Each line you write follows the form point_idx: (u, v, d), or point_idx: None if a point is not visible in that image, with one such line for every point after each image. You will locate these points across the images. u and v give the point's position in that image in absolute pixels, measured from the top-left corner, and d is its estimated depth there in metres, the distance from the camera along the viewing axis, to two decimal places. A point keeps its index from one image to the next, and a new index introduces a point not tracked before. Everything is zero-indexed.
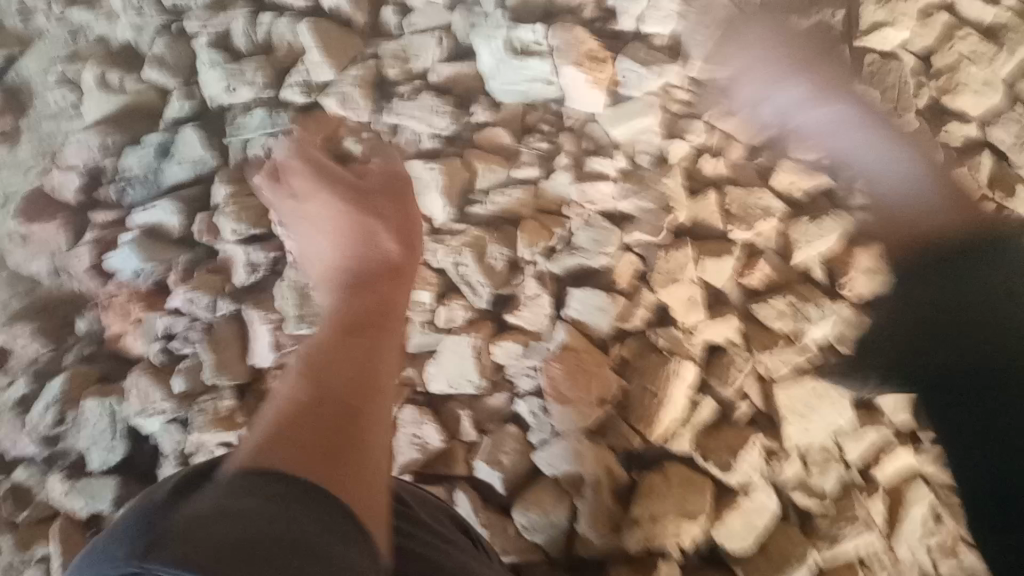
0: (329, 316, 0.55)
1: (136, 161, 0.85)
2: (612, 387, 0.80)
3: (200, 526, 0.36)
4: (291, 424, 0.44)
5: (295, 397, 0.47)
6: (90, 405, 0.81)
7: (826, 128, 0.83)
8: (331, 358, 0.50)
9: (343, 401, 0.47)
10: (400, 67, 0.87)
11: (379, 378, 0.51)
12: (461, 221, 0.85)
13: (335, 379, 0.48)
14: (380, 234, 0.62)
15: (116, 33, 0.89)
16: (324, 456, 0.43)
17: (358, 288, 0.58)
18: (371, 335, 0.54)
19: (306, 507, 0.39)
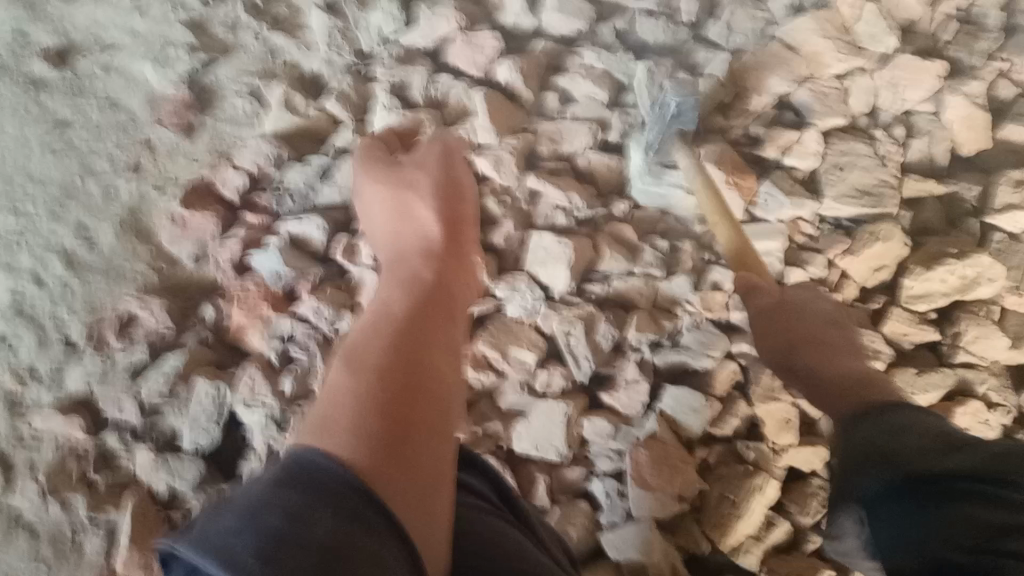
0: (381, 308, 0.64)
1: (298, 176, 0.92)
2: (693, 486, 0.82)
3: (258, 499, 0.39)
4: (342, 416, 0.48)
5: (350, 383, 0.51)
6: (202, 387, 0.84)
7: (944, 289, 0.86)
8: (392, 355, 0.55)
9: (396, 382, 0.52)
10: (551, 147, 0.93)
11: (428, 364, 0.56)
12: (577, 296, 0.89)
13: (384, 362, 0.54)
14: (417, 206, 0.76)
15: (315, 64, 0.97)
16: (389, 442, 0.46)
17: (417, 286, 0.68)
18: (416, 330, 0.60)
19: (359, 497, 0.41)
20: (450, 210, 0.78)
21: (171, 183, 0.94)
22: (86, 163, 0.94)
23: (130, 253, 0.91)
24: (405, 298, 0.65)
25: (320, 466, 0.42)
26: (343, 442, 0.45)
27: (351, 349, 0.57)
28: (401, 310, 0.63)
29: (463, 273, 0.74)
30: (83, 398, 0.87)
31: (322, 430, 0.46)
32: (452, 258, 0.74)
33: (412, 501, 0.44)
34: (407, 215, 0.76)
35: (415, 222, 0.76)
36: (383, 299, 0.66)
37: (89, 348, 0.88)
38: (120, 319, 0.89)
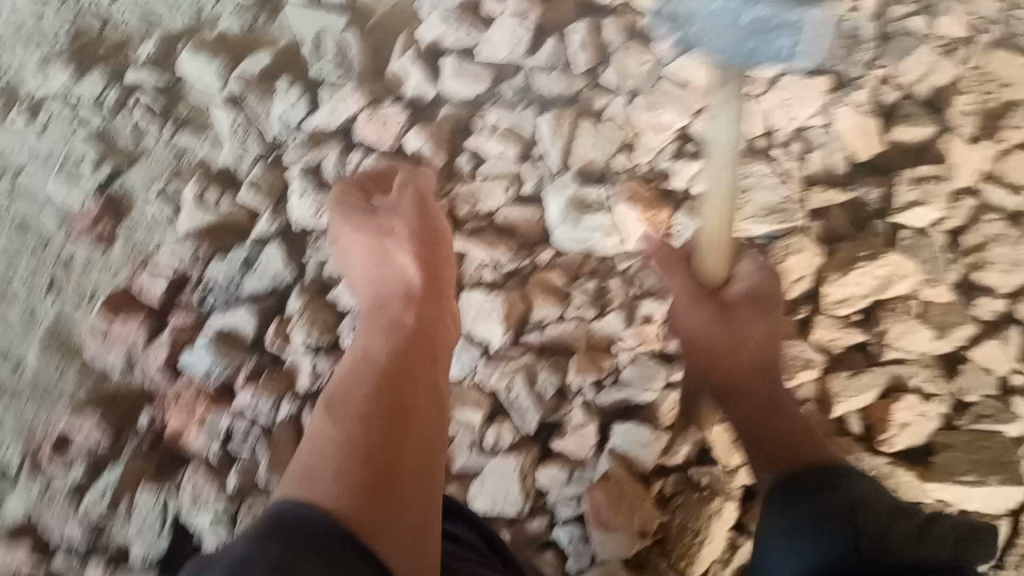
0: (363, 353, 0.69)
1: (219, 272, 0.92)
2: (653, 521, 0.82)
3: (244, 555, 0.47)
4: (328, 465, 0.55)
5: (335, 432, 0.59)
6: (143, 499, 0.83)
7: (861, 290, 0.90)
8: (376, 401, 0.62)
9: (381, 426, 0.59)
10: (470, 208, 0.95)
11: (409, 402, 0.62)
12: (515, 347, 0.90)
13: (366, 408, 0.61)
14: (395, 253, 0.80)
15: (227, 159, 0.98)
16: (368, 490, 0.54)
17: (399, 331, 0.72)
18: (401, 374, 0.66)
19: (339, 544, 0.49)
20: (431, 256, 0.80)
21: (92, 295, 0.93)
22: (1, 291, 0.93)
23: (59, 371, 0.90)
24: (388, 342, 0.70)
25: (302, 520, 0.50)
26: (327, 493, 0.53)
27: (334, 395, 0.64)
28: (384, 352, 0.68)
29: (440, 316, 0.76)
30: (24, 526, 0.85)
31: (311, 480, 0.54)
32: (433, 301, 0.76)
33: (393, 536, 0.52)
34: (386, 264, 0.80)
35: (394, 268, 0.80)
36: (366, 343, 0.71)
37: (26, 473, 0.86)
38: (55, 440, 0.87)
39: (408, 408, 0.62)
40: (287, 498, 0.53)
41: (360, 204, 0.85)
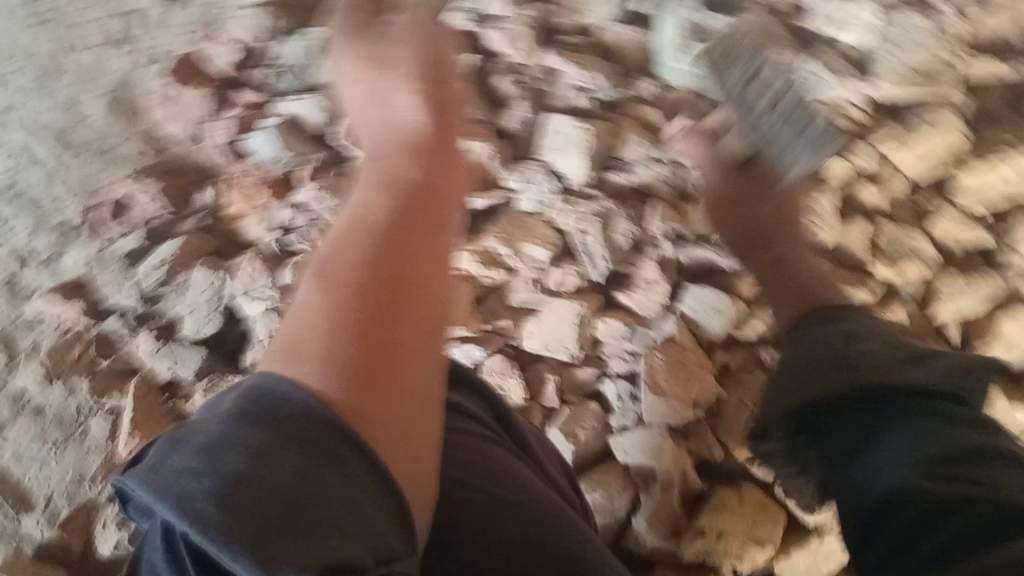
0: (356, 212, 0.52)
1: (295, 47, 0.88)
2: (711, 394, 0.78)
3: (220, 432, 0.36)
4: (314, 338, 0.41)
5: (315, 300, 0.43)
6: (200, 275, 0.82)
7: (1002, 185, 0.79)
8: (370, 269, 0.45)
9: (374, 300, 0.44)
10: (572, 21, 0.85)
11: (415, 269, 0.47)
12: (598, 187, 0.82)
13: (361, 274, 0.45)
14: (397, 95, 0.65)
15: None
16: (365, 362, 0.40)
17: (401, 186, 0.54)
18: (402, 247, 0.48)
19: (333, 442, 0.37)
20: (439, 99, 0.65)
21: (165, 57, 0.89)
22: (77, 37, 0.91)
23: (125, 131, 0.87)
24: (384, 207, 0.52)
25: (288, 398, 0.37)
26: (312, 371, 0.39)
27: (322, 261, 0.47)
28: (382, 213, 0.51)
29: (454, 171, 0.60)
30: (82, 280, 0.85)
31: (289, 352, 0.40)
32: (442, 157, 0.59)
33: (388, 430, 0.39)
34: (384, 102, 0.65)
35: (391, 109, 0.64)
36: (357, 202, 0.53)
37: (87, 231, 0.85)
38: (116, 202, 0.85)
39: (414, 284, 0.46)
40: (270, 372, 0.39)
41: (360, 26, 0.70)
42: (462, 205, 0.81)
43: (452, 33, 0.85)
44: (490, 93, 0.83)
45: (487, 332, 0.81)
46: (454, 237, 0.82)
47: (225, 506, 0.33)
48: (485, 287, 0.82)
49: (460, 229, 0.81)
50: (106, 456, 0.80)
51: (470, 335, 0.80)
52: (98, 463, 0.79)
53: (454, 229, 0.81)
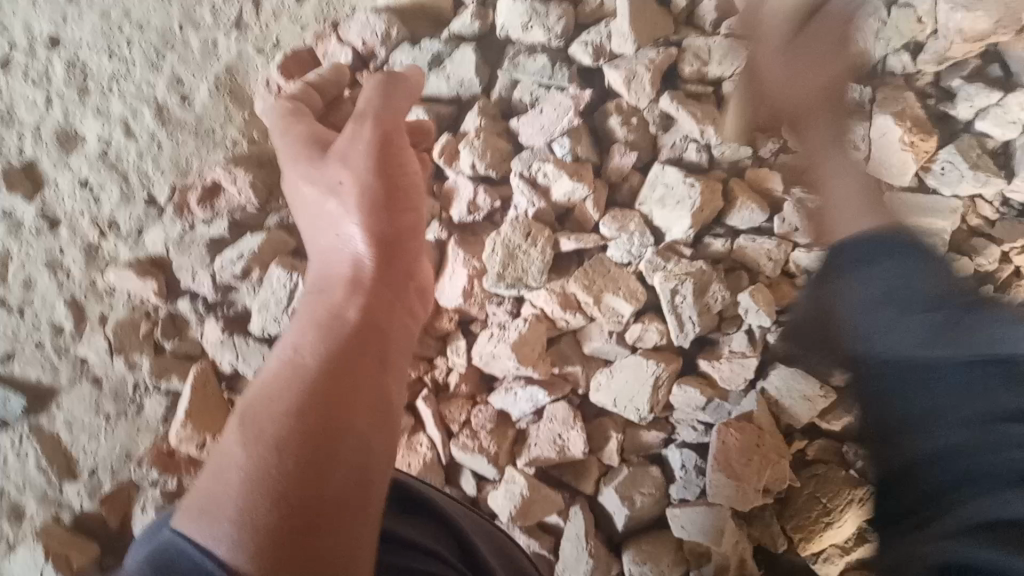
0: (286, 356, 0.47)
1: (407, 58, 0.84)
2: (783, 482, 0.73)
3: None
4: (227, 508, 0.38)
5: (236, 455, 0.41)
6: (276, 274, 0.80)
7: None
8: (299, 424, 0.42)
9: (289, 503, 0.39)
10: (696, 67, 0.79)
11: (337, 440, 0.42)
12: (692, 247, 0.78)
13: (289, 421, 0.42)
14: (338, 214, 0.56)
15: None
16: (295, 518, 0.38)
17: (341, 333, 0.49)
18: (331, 409, 0.43)
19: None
20: (390, 226, 0.56)
21: (277, 45, 0.87)
22: (188, 13, 0.87)
23: (225, 116, 0.87)
24: (317, 349, 0.47)
25: (197, 561, 0.37)
26: (226, 537, 0.37)
27: (250, 407, 0.44)
28: (309, 357, 0.46)
29: (398, 323, 0.53)
30: (159, 260, 0.85)
31: (202, 513, 0.39)
32: (386, 288, 0.54)
33: None
34: (333, 227, 0.56)
35: (336, 237, 0.56)
36: (293, 342, 0.48)
37: (171, 211, 0.85)
38: (206, 186, 0.85)
39: (337, 441, 0.42)
40: (180, 530, 0.39)
41: (309, 135, 0.59)
42: (549, 242, 0.76)
43: (571, 62, 0.82)
44: (601, 134, 0.82)
45: (554, 377, 0.78)
46: (538, 272, 0.76)
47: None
48: (558, 328, 0.79)
49: (542, 269, 0.76)
50: (155, 441, 0.83)
51: (536, 378, 0.76)
52: (147, 443, 0.83)
53: (538, 266, 0.76)
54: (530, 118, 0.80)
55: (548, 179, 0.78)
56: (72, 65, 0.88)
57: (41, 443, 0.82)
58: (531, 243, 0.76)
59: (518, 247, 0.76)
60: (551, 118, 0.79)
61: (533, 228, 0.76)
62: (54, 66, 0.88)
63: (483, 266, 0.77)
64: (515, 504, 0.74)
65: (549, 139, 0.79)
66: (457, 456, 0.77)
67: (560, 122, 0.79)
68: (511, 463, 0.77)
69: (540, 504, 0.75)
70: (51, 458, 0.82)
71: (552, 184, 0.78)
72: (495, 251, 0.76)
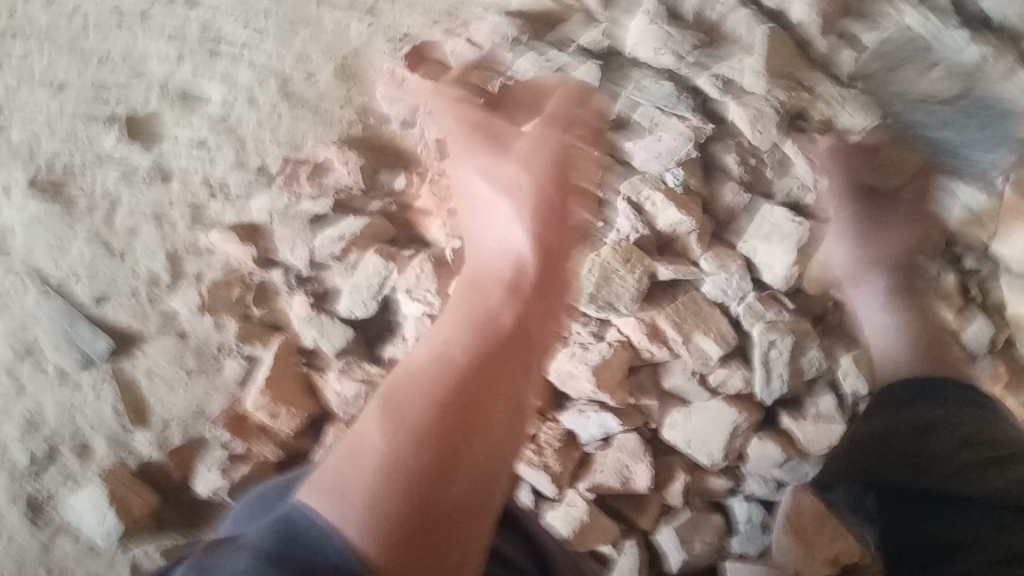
0: (434, 344, 0.44)
1: (528, 66, 0.82)
2: (853, 552, 0.71)
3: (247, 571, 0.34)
4: (363, 490, 0.37)
5: (371, 438, 0.39)
6: (373, 261, 0.82)
7: None
8: (438, 417, 0.40)
9: (416, 489, 0.38)
10: (824, 116, 0.77)
11: (485, 450, 0.41)
12: (789, 298, 0.77)
13: (427, 414, 0.40)
14: (487, 191, 0.52)
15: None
16: (411, 528, 0.37)
17: (497, 335, 0.45)
18: (484, 413, 0.41)
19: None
20: (560, 212, 0.51)
21: (401, 36, 0.86)
22: None
23: (342, 97, 0.87)
24: (468, 343, 0.44)
25: (321, 538, 0.35)
26: (356, 517, 0.36)
27: (392, 392, 0.41)
28: (462, 357, 0.43)
29: (541, 339, 0.48)
30: (260, 227, 0.87)
31: (336, 485, 0.37)
32: (543, 302, 0.48)
33: None
34: (490, 215, 0.51)
35: (496, 228, 0.51)
36: (434, 332, 0.45)
37: (278, 182, 0.86)
38: (317, 163, 0.87)
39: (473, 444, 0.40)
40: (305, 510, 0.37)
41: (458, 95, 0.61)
42: (645, 271, 0.74)
43: (694, 91, 0.80)
44: (711, 167, 0.81)
45: (630, 407, 0.76)
46: (630, 300, 0.74)
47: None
48: (641, 359, 0.77)
49: (636, 298, 0.74)
50: (229, 402, 0.86)
51: (611, 407, 0.75)
52: (220, 404, 0.86)
53: (631, 294, 0.74)
54: (646, 143, 0.79)
55: (653, 207, 0.75)
56: (206, 27, 0.87)
57: (120, 388, 0.85)
58: (627, 271, 0.74)
59: (614, 273, 0.73)
60: (666, 146, 0.78)
61: (632, 256, 0.74)
62: (173, 20, 0.87)
63: (575, 284, 0.74)
64: (573, 527, 0.74)
65: (662, 166, 0.79)
66: (519, 469, 0.77)
67: (676, 149, 0.78)
68: (573, 485, 0.77)
69: (597, 532, 0.75)
70: (124, 408, 0.85)
71: (657, 213, 0.75)
72: (591, 271, 0.73)
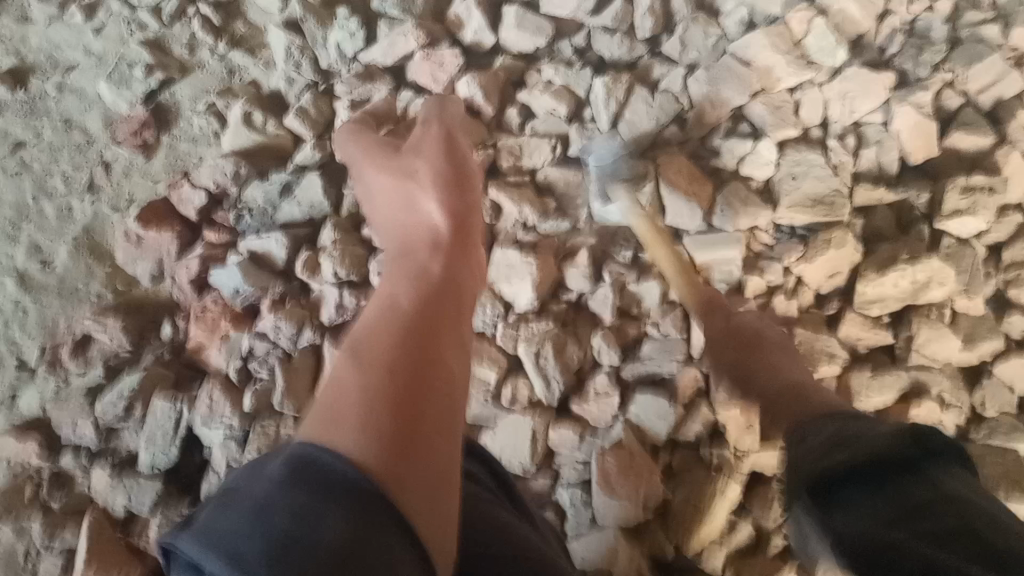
0: (382, 297, 0.53)
1: (259, 194, 0.91)
2: (658, 495, 0.82)
3: (268, 493, 0.37)
4: (354, 412, 0.42)
5: (350, 375, 0.45)
6: (160, 407, 0.84)
7: (897, 293, 0.89)
8: (404, 348, 0.47)
9: (399, 418, 0.43)
10: (512, 162, 0.96)
11: (445, 363, 0.49)
12: (539, 312, 0.89)
13: (394, 352, 0.47)
14: (419, 195, 0.63)
15: (296, 90, 0.99)
16: (406, 436, 0.42)
17: (429, 279, 0.55)
18: (441, 331, 0.51)
19: (376, 503, 0.38)
20: (460, 203, 0.63)
21: (131, 199, 0.95)
22: (40, 184, 0.95)
23: (87, 273, 0.92)
24: (411, 291, 0.54)
25: (339, 466, 0.39)
26: (348, 440, 0.40)
27: (358, 339, 0.49)
28: (411, 299, 0.53)
29: (473, 273, 0.61)
30: (39, 419, 0.89)
31: (332, 422, 0.42)
32: (463, 253, 0.60)
33: (422, 501, 0.41)
34: (412, 208, 0.63)
35: (413, 214, 0.63)
36: (381, 293, 0.54)
37: (46, 368, 0.89)
38: (79, 340, 0.88)
39: (443, 356, 0.49)
40: (311, 437, 0.41)
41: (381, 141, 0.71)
42: None
43: None
44: None
45: None
46: None
47: (271, 564, 0.34)
48: None
49: None
50: None
51: None
52: None
53: None
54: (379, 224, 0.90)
55: None
56: None
57: None
58: None
59: None
60: None
61: None
62: None
63: None
64: None
65: None
66: None
67: None
68: None
69: None
70: None
71: None
72: None
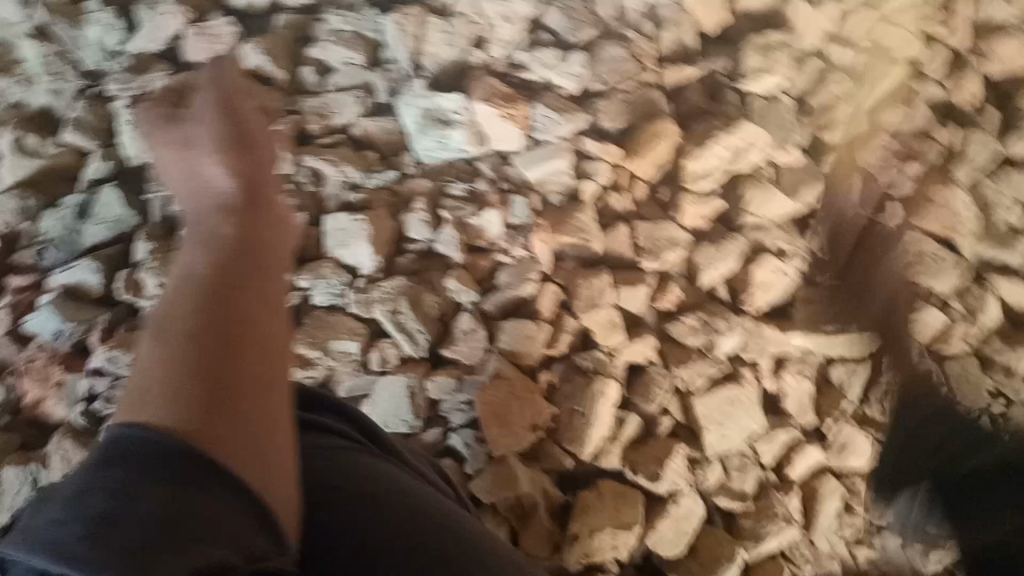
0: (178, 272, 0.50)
1: (55, 224, 0.85)
2: (543, 414, 0.84)
3: (84, 484, 0.37)
4: (157, 387, 0.41)
5: (152, 354, 0.43)
6: (10, 473, 0.77)
7: (718, 161, 0.92)
8: (201, 313, 0.45)
9: (204, 392, 0.41)
10: (321, 123, 0.92)
11: (247, 321, 0.46)
12: (387, 271, 0.88)
13: (190, 321, 0.44)
14: (202, 162, 0.57)
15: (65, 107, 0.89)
16: (213, 410, 0.41)
17: (224, 242, 0.52)
18: (246, 283, 0.49)
19: (194, 471, 0.38)
20: (250, 158, 0.58)
21: None
22: None
23: None
24: (207, 253, 0.51)
25: (155, 442, 0.38)
26: (158, 418, 0.40)
27: (156, 318, 0.46)
28: (203, 264, 0.50)
29: (276, 222, 0.57)
30: None
31: (141, 404, 0.40)
32: (259, 206, 0.56)
33: (251, 457, 0.41)
34: (195, 176, 0.57)
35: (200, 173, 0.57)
36: (184, 261, 0.51)
37: None
38: None
39: (252, 319, 0.46)
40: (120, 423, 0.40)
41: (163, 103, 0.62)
42: None
43: None
44: None
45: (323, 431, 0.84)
46: None
47: (88, 544, 0.34)
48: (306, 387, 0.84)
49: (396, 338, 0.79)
50: None
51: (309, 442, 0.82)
52: None
53: None
54: None
55: None
56: None
57: None
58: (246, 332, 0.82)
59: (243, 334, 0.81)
60: None
61: None
62: None
63: None
64: None
65: None
66: None
67: None
68: None
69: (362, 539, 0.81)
70: None
71: None
72: None
